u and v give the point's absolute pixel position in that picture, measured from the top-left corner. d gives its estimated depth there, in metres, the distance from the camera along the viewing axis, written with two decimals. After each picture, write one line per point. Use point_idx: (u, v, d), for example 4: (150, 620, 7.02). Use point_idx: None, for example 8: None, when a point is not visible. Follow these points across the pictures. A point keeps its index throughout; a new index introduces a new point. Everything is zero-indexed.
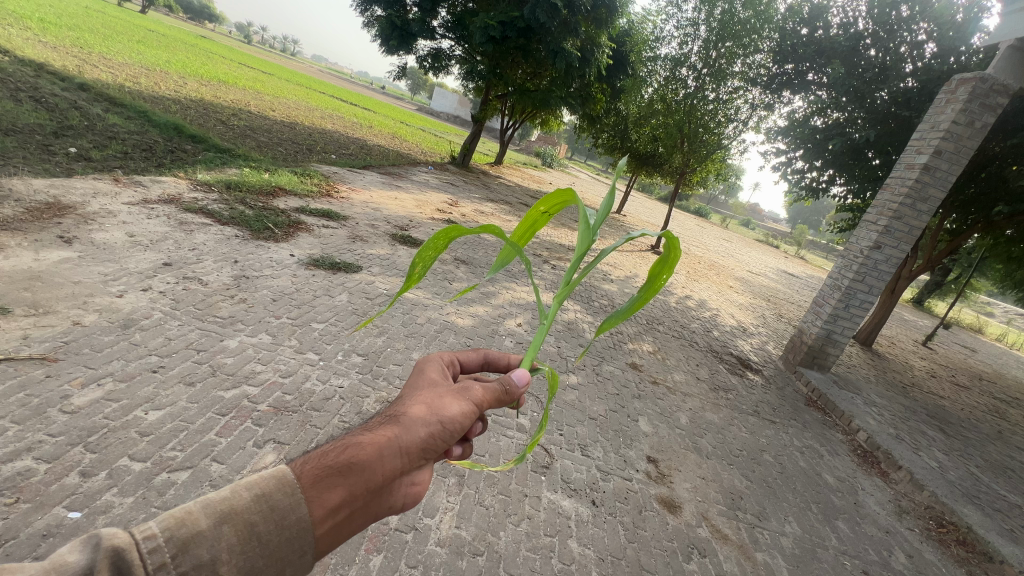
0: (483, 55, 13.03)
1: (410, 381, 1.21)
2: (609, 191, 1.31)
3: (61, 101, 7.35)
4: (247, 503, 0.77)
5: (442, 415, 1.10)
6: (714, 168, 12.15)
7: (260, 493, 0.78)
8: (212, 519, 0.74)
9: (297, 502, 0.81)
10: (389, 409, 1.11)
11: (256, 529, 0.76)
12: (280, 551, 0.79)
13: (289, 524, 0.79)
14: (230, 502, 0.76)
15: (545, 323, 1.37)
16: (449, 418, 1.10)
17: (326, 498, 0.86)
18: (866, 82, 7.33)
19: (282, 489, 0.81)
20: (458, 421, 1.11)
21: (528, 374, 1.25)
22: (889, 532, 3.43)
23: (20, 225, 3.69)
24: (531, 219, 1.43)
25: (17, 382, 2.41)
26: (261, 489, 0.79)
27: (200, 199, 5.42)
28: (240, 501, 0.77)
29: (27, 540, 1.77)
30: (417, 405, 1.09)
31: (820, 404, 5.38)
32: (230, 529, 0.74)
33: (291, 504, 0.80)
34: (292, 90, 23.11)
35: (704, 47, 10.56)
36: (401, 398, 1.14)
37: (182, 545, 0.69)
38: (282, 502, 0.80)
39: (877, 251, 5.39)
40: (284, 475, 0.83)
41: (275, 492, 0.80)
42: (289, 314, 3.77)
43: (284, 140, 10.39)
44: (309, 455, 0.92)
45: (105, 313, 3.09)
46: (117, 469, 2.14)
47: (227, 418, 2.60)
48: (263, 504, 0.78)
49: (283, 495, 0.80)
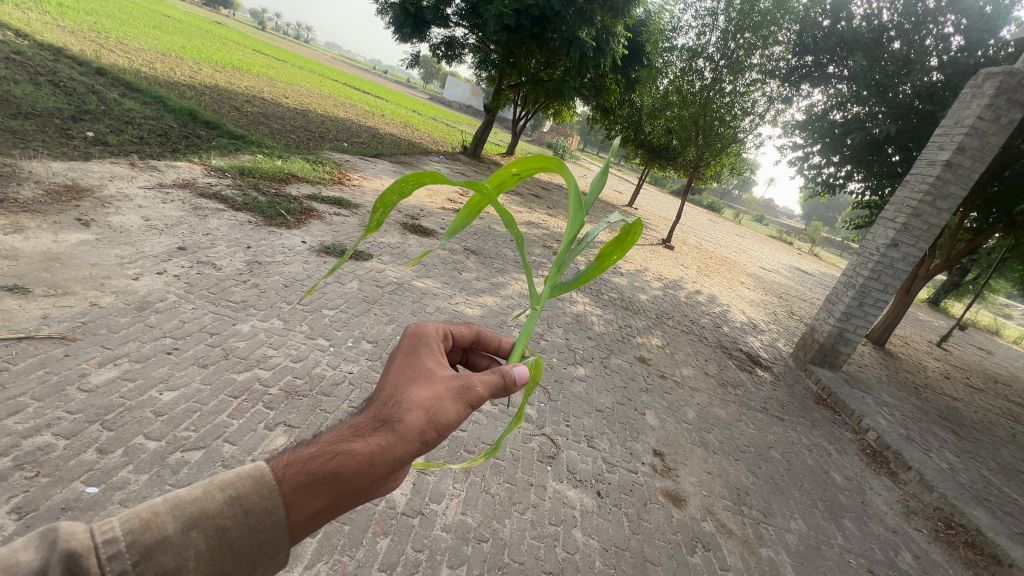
0: (496, 43, 12.93)
1: (407, 369, 1.17)
2: (601, 172, 1.33)
3: (80, 85, 7.44)
4: (219, 506, 0.78)
5: (440, 424, 1.07)
6: (728, 161, 11.92)
7: (234, 495, 0.79)
8: (181, 523, 0.75)
9: (273, 507, 0.82)
10: (384, 404, 1.07)
11: (228, 533, 0.77)
12: (252, 554, 0.80)
13: (263, 528, 0.80)
14: (201, 505, 0.77)
15: (535, 309, 1.35)
16: (445, 423, 1.09)
17: (308, 504, 0.86)
18: (888, 76, 7.13)
19: (259, 491, 0.81)
20: (453, 428, 1.10)
21: (528, 372, 1.27)
22: (896, 532, 3.41)
23: (39, 208, 3.76)
24: (502, 178, 1.34)
25: (37, 360, 2.47)
26: (235, 491, 0.80)
27: (214, 184, 5.49)
28: (211, 504, 0.78)
29: (47, 512, 1.82)
30: (416, 409, 1.06)
31: (829, 402, 5.34)
32: (199, 534, 0.75)
33: (267, 507, 0.81)
34: (306, 78, 23.15)
35: (722, 37, 10.33)
36: (399, 394, 1.09)
37: (146, 551, 0.70)
38: (257, 505, 0.80)
39: (893, 249, 5.30)
40: (263, 476, 0.84)
41: (250, 494, 0.80)
42: (301, 300, 3.80)
43: (298, 128, 10.43)
44: (294, 455, 0.90)
45: (121, 295, 3.15)
46: (133, 447, 2.19)
47: (239, 401, 2.64)
48: (237, 507, 0.79)
49: (259, 498, 0.81)
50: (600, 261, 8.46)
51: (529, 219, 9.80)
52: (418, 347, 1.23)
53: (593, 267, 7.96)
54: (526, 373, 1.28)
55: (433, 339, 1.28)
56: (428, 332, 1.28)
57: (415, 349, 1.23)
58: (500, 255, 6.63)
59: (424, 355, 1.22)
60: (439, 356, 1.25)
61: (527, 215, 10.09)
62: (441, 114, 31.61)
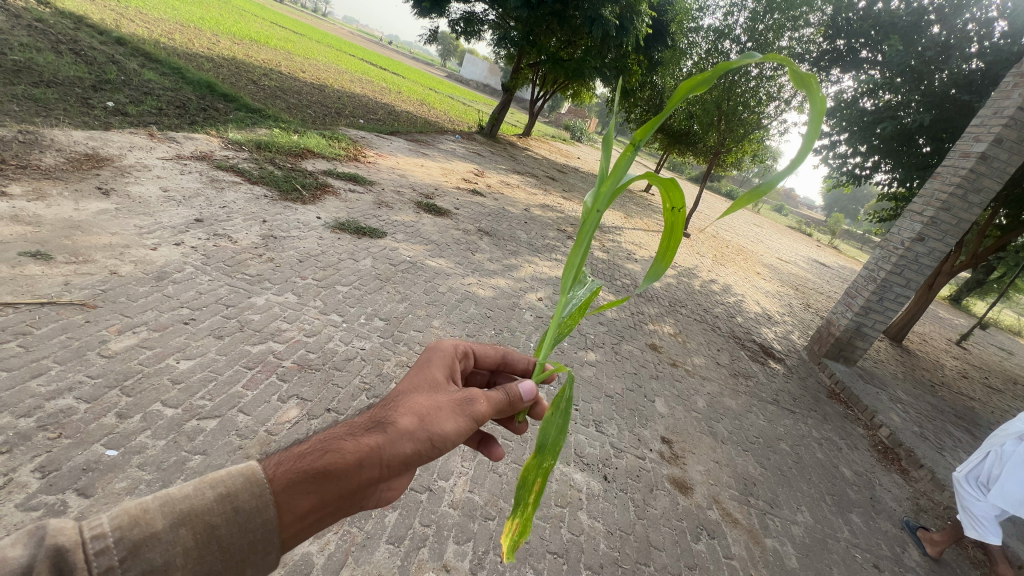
0: (516, 20, 12.69)
1: (414, 379, 1.22)
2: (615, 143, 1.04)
3: (100, 55, 7.45)
4: (208, 503, 0.79)
5: (435, 433, 1.09)
6: (751, 149, 11.49)
7: (224, 493, 0.80)
8: (169, 520, 0.75)
9: (264, 505, 0.83)
10: (383, 410, 1.10)
11: (217, 532, 0.78)
12: (237, 555, 0.80)
13: (253, 527, 0.82)
14: (191, 502, 0.78)
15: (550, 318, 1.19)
16: (441, 434, 1.10)
17: (296, 503, 0.88)
18: (925, 62, 6.83)
19: (250, 490, 0.83)
20: (449, 440, 1.10)
21: (535, 388, 1.27)
22: (904, 529, 3.38)
23: (61, 176, 3.81)
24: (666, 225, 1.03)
25: (59, 325, 2.52)
26: (226, 489, 0.81)
27: (231, 157, 5.51)
28: (201, 501, 0.78)
29: (69, 472, 1.88)
30: (411, 414, 1.08)
31: (842, 397, 5.27)
32: (187, 531, 0.76)
33: (257, 506, 0.82)
34: (325, 52, 22.96)
35: (751, 18, 10.05)
36: (399, 400, 1.12)
37: (133, 547, 0.71)
38: (247, 503, 0.82)
39: (919, 244, 5.13)
40: (254, 474, 0.85)
41: (240, 492, 0.82)
42: (315, 275, 3.82)
43: (314, 103, 10.36)
44: (287, 453, 0.93)
45: (140, 264, 3.19)
46: (150, 413, 2.25)
47: (253, 372, 2.69)
48: (227, 505, 0.80)
49: (250, 496, 0.82)
50: (615, 247, 8.36)
51: (543, 201, 9.71)
52: (430, 360, 1.29)
53: (607, 252, 7.86)
54: (534, 388, 1.28)
55: (444, 352, 1.32)
56: (441, 347, 1.34)
57: (425, 361, 1.29)
58: (514, 238, 6.60)
59: (432, 368, 1.27)
60: (447, 372, 1.29)
61: (542, 198, 10.01)
62: (458, 93, 31.19)
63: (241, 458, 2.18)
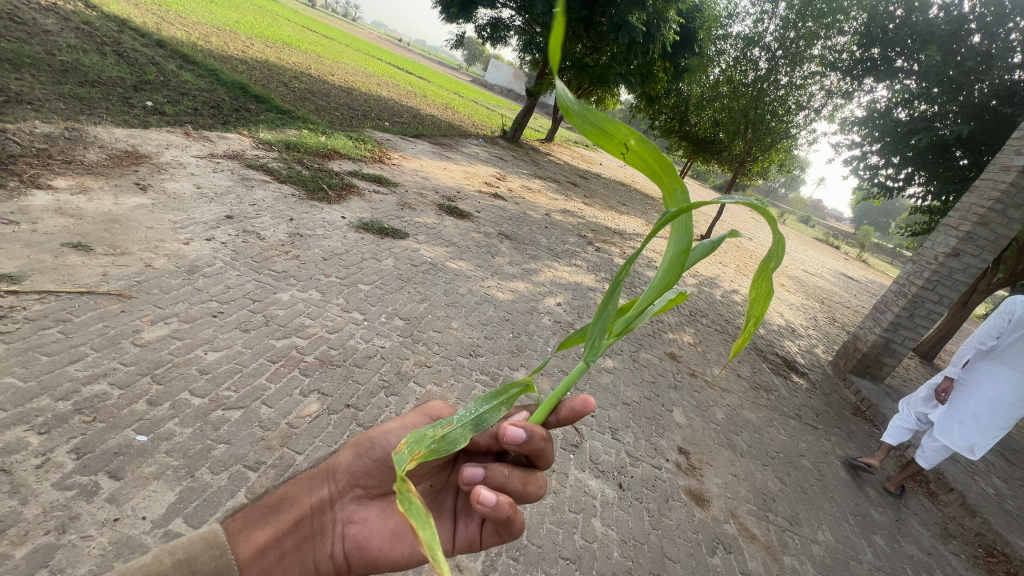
0: (543, 26, 12.80)
1: None
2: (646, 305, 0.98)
3: (141, 56, 7.74)
4: (166, 568, 0.97)
5: (373, 434, 1.20)
6: (778, 157, 11.32)
7: (182, 558, 0.99)
8: None
9: (222, 564, 1.03)
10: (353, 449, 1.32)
11: None
12: None
13: None
14: (149, 567, 0.95)
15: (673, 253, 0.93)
16: (378, 433, 1.19)
17: (251, 540, 1.10)
18: (964, 72, 6.59)
19: (208, 552, 1.02)
20: (383, 435, 1.18)
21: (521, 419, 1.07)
22: (931, 555, 3.26)
23: (102, 171, 3.98)
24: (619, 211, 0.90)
25: (96, 314, 2.62)
26: (183, 555, 0.99)
27: (261, 156, 5.68)
28: (159, 566, 0.96)
29: (102, 454, 1.96)
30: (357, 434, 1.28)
31: (867, 415, 5.11)
32: None
33: (214, 566, 1.02)
34: (354, 57, 23.48)
35: (783, 26, 9.81)
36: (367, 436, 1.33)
37: None
38: (205, 565, 1.01)
39: (953, 259, 4.96)
40: (211, 539, 1.04)
41: (198, 556, 1.01)
42: (338, 273, 3.90)
43: (342, 105, 10.60)
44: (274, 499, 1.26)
45: (173, 258, 3.31)
46: (179, 402, 2.32)
47: (277, 365, 2.76)
48: (184, 568, 0.99)
49: (209, 558, 1.02)
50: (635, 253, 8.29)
51: (564, 207, 9.71)
52: None
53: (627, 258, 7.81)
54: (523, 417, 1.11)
55: None
56: None
57: None
58: (534, 242, 6.62)
59: None
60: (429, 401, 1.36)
61: (563, 203, 10.05)
62: (483, 98, 31.37)
63: (263, 449, 2.24)
